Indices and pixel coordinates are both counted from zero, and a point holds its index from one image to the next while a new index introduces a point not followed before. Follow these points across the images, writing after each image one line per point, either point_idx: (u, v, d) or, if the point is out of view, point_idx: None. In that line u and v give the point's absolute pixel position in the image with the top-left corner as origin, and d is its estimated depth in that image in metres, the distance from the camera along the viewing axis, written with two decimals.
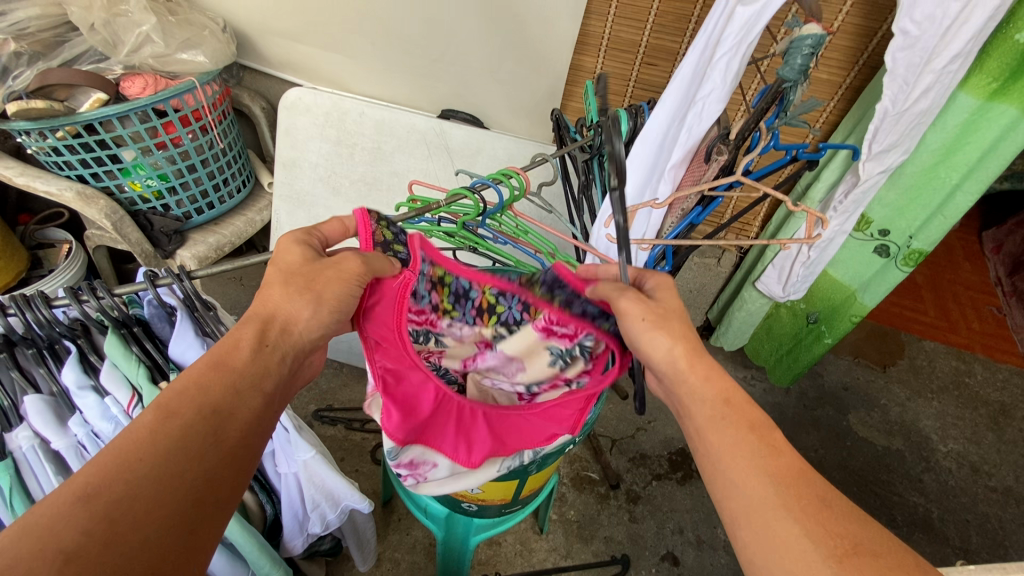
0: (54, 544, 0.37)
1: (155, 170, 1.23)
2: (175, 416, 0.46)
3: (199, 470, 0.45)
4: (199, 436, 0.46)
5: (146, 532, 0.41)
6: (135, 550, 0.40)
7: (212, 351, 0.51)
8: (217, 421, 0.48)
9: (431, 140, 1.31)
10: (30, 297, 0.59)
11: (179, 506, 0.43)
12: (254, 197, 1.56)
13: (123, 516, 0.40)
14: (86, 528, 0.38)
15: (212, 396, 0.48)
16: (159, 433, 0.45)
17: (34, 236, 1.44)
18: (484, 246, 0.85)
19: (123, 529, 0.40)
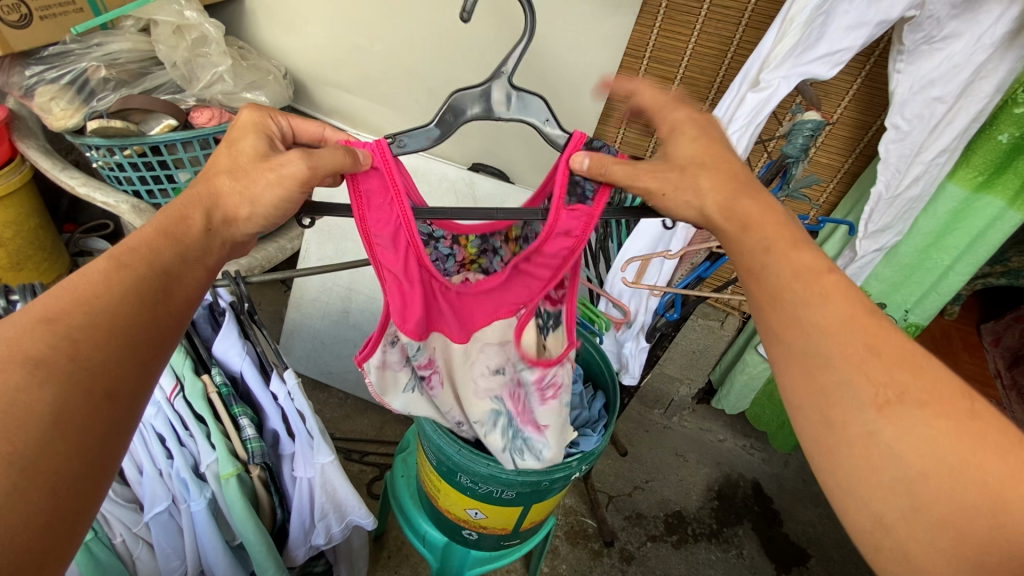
0: (19, 357, 0.43)
1: None
2: (126, 268, 0.49)
3: (157, 313, 0.50)
4: (147, 289, 0.50)
5: (103, 360, 0.46)
6: (94, 375, 0.45)
7: (162, 220, 0.53)
8: (167, 280, 0.51)
9: (460, 188, 1.43)
10: None
11: (131, 345, 0.48)
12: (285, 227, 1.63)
13: (80, 345, 0.45)
14: (53, 343, 0.44)
15: (163, 259, 0.51)
16: (113, 279, 0.48)
17: (77, 244, 1.52)
18: None
19: (84, 354, 0.45)
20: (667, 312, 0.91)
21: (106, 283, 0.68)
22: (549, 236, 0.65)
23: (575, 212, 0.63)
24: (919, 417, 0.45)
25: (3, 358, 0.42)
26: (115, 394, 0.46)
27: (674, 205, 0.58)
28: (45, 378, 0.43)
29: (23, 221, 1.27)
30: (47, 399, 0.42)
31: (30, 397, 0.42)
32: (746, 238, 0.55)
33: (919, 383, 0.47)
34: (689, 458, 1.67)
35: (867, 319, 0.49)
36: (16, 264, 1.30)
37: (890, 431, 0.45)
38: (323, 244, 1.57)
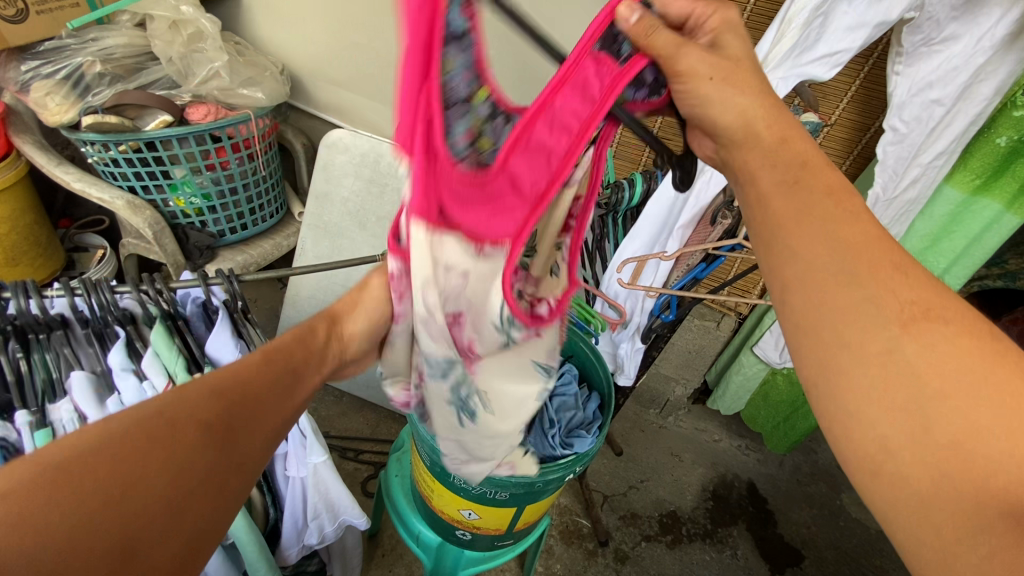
0: (193, 420, 0.42)
1: (200, 189, 1.33)
2: (273, 364, 0.52)
3: (204, 401, 0.43)
4: (284, 381, 0.52)
5: (246, 445, 0.45)
6: (230, 449, 0.43)
7: (282, 343, 0.56)
8: (293, 380, 0.53)
9: None
10: (98, 283, 0.66)
11: (262, 436, 0.47)
12: (282, 225, 1.62)
13: (230, 420, 0.45)
14: (218, 413, 0.44)
15: (295, 359, 0.55)
16: (260, 371, 0.50)
17: (72, 239, 1.51)
18: None
19: (234, 424, 0.45)
20: (662, 314, 0.91)
21: (98, 280, 0.67)
22: (560, 89, 0.46)
23: (606, 69, 0.47)
24: (943, 335, 0.40)
25: (177, 417, 0.41)
26: (195, 495, 0.40)
27: (722, 103, 0.48)
28: (209, 443, 0.42)
29: (18, 216, 1.25)
30: (202, 462, 0.41)
31: (185, 466, 0.40)
32: (784, 152, 0.49)
33: (943, 302, 0.42)
34: (684, 458, 1.67)
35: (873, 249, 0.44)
36: (13, 261, 1.28)
37: (910, 345, 0.39)
38: (318, 241, 1.57)
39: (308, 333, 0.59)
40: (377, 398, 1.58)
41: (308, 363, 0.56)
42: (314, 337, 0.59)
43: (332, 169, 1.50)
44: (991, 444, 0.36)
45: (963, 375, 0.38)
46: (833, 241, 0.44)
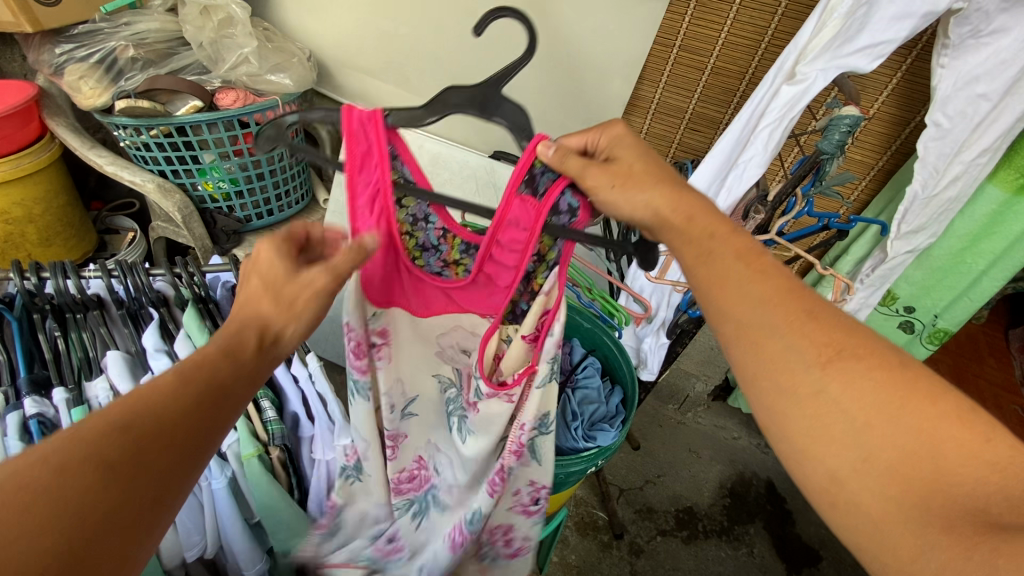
0: (93, 458, 0.38)
1: (228, 174, 1.34)
2: (198, 377, 0.46)
3: (101, 440, 0.39)
4: (209, 397, 0.46)
5: (160, 473, 0.41)
6: (141, 484, 0.40)
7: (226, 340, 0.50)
8: (221, 393, 0.47)
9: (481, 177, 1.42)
10: (134, 265, 0.67)
11: (182, 454, 0.43)
12: (308, 211, 1.64)
13: (142, 451, 0.40)
14: (124, 445, 0.39)
15: (225, 371, 0.48)
16: (180, 385, 0.44)
17: (104, 221, 1.55)
18: None
19: (147, 456, 0.40)
20: (689, 309, 0.90)
21: (133, 262, 0.68)
22: (500, 225, 0.60)
23: (529, 205, 0.59)
24: (858, 370, 0.43)
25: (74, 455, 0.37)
26: (92, 549, 0.37)
27: (629, 205, 0.54)
28: (107, 478, 0.38)
29: (54, 198, 1.29)
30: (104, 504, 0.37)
31: (82, 506, 0.36)
32: (691, 231, 0.51)
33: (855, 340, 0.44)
34: (701, 455, 1.65)
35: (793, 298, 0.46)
36: (47, 241, 1.31)
37: (836, 386, 0.42)
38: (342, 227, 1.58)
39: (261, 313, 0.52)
40: None
41: (243, 374, 0.49)
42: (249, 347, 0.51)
43: None
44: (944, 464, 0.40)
45: (897, 410, 0.41)
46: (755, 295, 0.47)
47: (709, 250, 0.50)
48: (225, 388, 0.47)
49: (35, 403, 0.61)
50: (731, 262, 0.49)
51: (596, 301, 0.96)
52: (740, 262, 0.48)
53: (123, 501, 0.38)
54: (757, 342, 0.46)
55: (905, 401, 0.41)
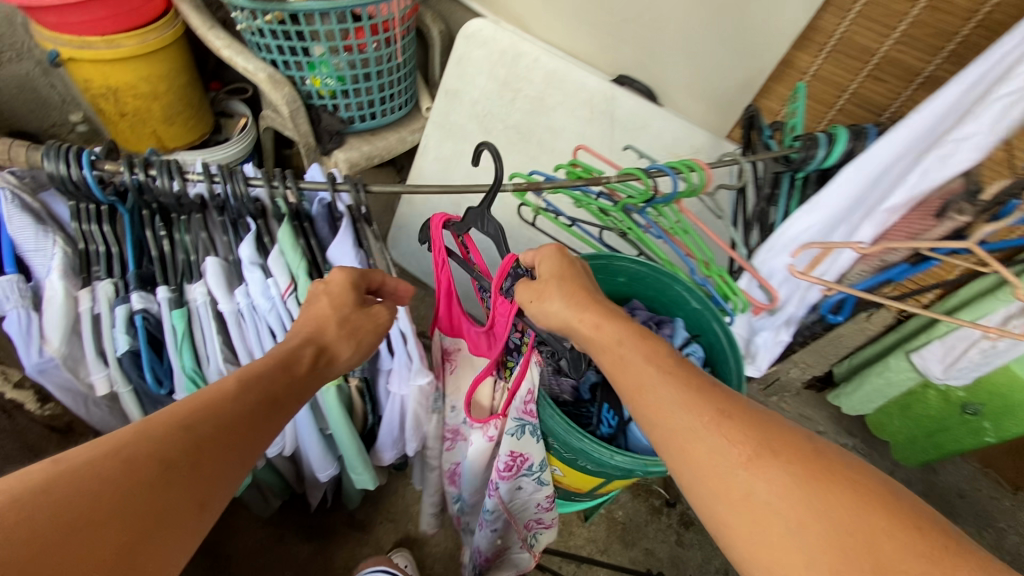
0: (158, 457, 0.44)
1: (336, 71, 1.29)
2: (251, 392, 0.54)
3: (169, 437, 0.45)
4: (260, 411, 0.54)
5: (210, 474, 0.47)
6: (194, 481, 0.45)
7: (280, 355, 0.59)
8: (269, 410, 0.55)
9: (598, 104, 1.31)
10: (235, 171, 0.64)
11: (230, 460, 0.49)
12: (411, 118, 1.58)
13: (200, 456, 0.47)
14: (186, 447, 0.46)
15: (275, 389, 0.56)
16: (238, 399, 0.53)
17: (221, 104, 1.58)
18: (638, 234, 0.83)
19: (204, 458, 0.47)
20: (832, 315, 0.76)
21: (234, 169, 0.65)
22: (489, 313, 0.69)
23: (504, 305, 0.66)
24: (779, 474, 0.42)
25: (143, 453, 0.43)
26: (144, 547, 0.41)
27: (545, 318, 0.60)
28: (170, 478, 0.44)
29: (176, 78, 1.30)
30: (164, 498, 0.43)
31: (147, 495, 0.42)
32: (599, 337, 0.55)
33: (775, 435, 0.44)
34: None
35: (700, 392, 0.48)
36: (169, 120, 1.35)
37: (759, 484, 0.42)
38: (442, 140, 1.52)
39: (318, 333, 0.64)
40: None
41: (284, 389, 0.58)
42: (298, 365, 0.60)
43: (465, 65, 1.42)
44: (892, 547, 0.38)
45: (819, 504, 0.40)
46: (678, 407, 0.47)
47: (625, 362, 0.52)
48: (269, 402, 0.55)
49: (142, 298, 0.63)
50: (645, 367, 0.51)
51: (709, 279, 0.84)
52: (651, 366, 0.51)
53: (178, 501, 0.43)
54: (685, 448, 0.46)
55: (820, 485, 0.41)
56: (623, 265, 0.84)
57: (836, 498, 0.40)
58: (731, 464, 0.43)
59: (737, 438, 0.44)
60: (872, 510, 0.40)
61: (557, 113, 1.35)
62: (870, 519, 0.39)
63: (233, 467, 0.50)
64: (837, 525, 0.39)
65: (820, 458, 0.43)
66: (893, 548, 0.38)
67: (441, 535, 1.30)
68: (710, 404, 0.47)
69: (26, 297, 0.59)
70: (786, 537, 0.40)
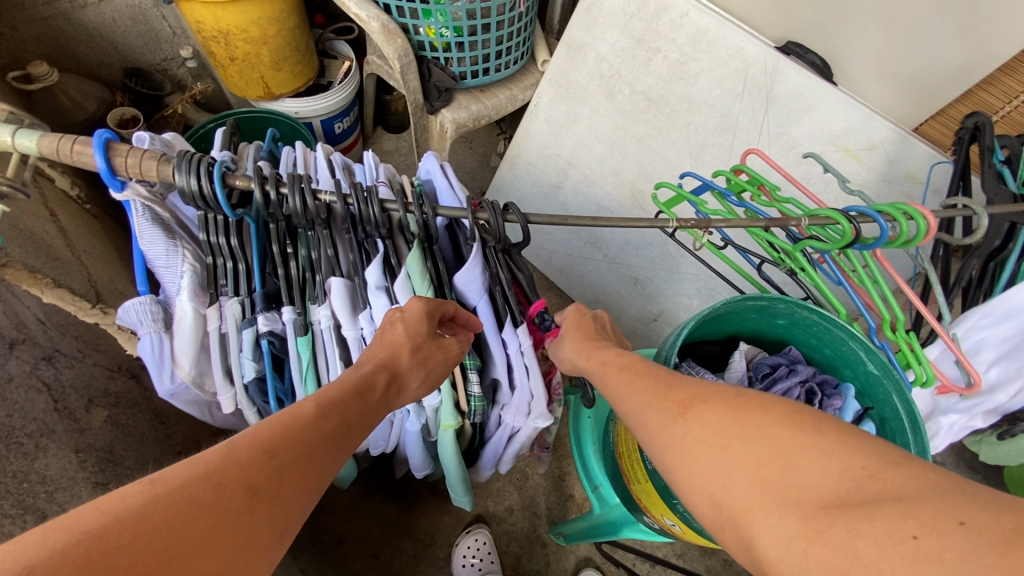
0: (244, 484, 0.39)
1: (453, 21, 1.15)
2: (329, 412, 0.49)
3: (254, 462, 0.40)
4: (338, 433, 0.49)
5: (293, 502, 0.42)
6: (275, 510, 0.40)
7: (356, 379, 0.54)
8: (345, 434, 0.50)
9: (753, 76, 1.09)
10: (369, 191, 0.57)
11: (312, 486, 0.45)
12: (523, 71, 1.42)
13: (283, 483, 0.42)
14: (269, 472, 0.41)
15: (352, 413, 0.51)
16: (318, 421, 0.48)
17: (325, 44, 1.50)
18: (811, 277, 0.69)
19: (286, 486, 0.42)
20: None
21: (369, 187, 0.58)
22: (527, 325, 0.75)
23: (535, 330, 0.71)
24: (710, 414, 0.44)
25: (230, 479, 0.39)
26: None
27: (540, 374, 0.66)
28: (255, 507, 0.39)
29: (286, 20, 1.22)
30: (249, 528, 0.38)
31: (232, 527, 0.37)
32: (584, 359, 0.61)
33: (703, 391, 0.46)
34: None
35: (655, 373, 0.52)
36: (277, 66, 1.29)
37: (692, 424, 0.44)
38: (556, 101, 1.36)
39: (393, 357, 0.58)
40: (567, 286, 1.57)
41: (363, 412, 0.53)
42: (374, 390, 0.55)
43: (596, 15, 1.22)
44: (814, 459, 0.37)
45: (733, 428, 0.41)
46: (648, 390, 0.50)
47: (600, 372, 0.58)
48: (347, 426, 0.51)
49: (267, 320, 0.60)
50: (638, 383, 0.52)
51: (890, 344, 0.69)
52: (613, 371, 0.56)
53: (262, 530, 0.39)
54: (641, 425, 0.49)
55: (740, 412, 0.42)
56: (787, 311, 0.72)
57: (762, 419, 0.41)
58: (667, 415, 0.46)
59: (674, 394, 0.48)
60: (790, 434, 0.39)
61: (699, 82, 1.16)
62: (787, 439, 0.39)
63: (313, 494, 0.44)
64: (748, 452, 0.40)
65: (742, 399, 0.44)
66: (811, 461, 0.37)
67: (518, 515, 1.33)
68: (658, 381, 0.51)
69: (159, 319, 0.59)
70: (713, 459, 0.41)
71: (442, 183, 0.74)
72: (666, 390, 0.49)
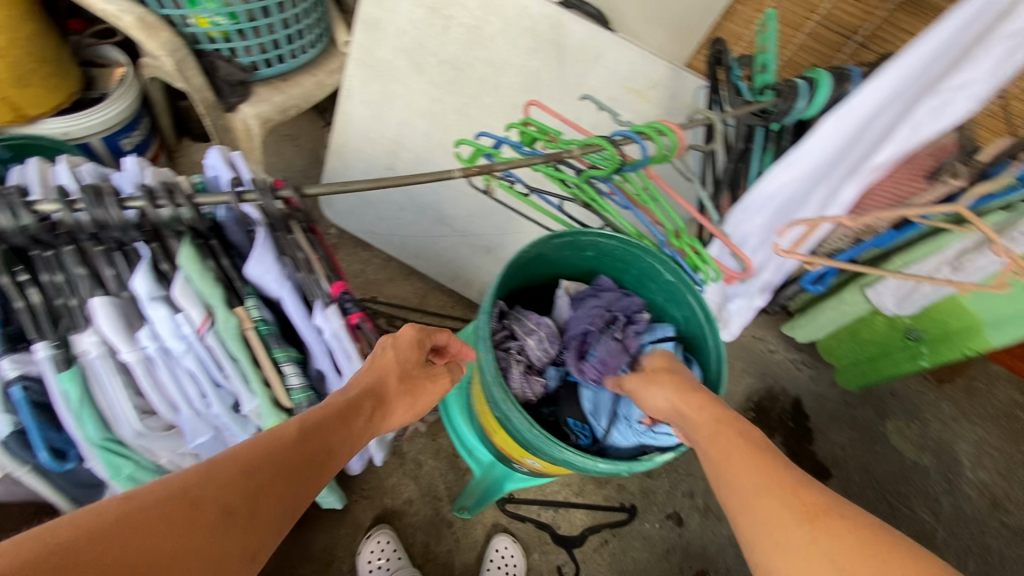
0: (221, 502, 0.46)
1: (224, 6, 1.05)
2: (310, 438, 0.55)
3: (232, 482, 0.47)
4: (316, 458, 0.55)
5: (263, 524, 0.48)
6: (247, 526, 0.47)
7: (343, 403, 0.60)
8: (325, 458, 0.56)
9: (543, 33, 1.15)
10: (102, 193, 0.50)
11: (286, 508, 0.51)
12: (327, 55, 1.36)
13: (257, 503, 0.48)
14: (246, 493, 0.48)
15: (333, 440, 0.57)
16: (298, 446, 0.54)
17: (87, 52, 1.31)
18: (604, 206, 0.74)
19: (259, 506, 0.48)
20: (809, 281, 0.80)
21: (103, 188, 0.51)
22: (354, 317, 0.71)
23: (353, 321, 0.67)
24: (755, 465, 0.54)
25: (213, 494, 0.46)
26: None
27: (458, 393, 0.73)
28: (228, 526, 0.46)
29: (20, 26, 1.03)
30: (220, 543, 0.44)
31: (208, 541, 0.44)
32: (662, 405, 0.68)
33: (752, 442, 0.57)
34: (733, 366, 1.66)
35: (717, 414, 0.61)
36: (22, 82, 1.08)
37: (739, 471, 0.55)
38: (368, 82, 1.32)
39: (378, 384, 0.64)
40: (426, 267, 1.55)
41: (343, 438, 0.58)
42: (359, 414, 0.61)
43: None
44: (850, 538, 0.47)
45: (784, 489, 0.51)
46: (702, 420, 0.61)
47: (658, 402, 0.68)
48: (327, 451, 0.56)
49: (15, 363, 0.57)
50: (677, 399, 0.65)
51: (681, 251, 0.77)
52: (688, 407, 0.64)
53: (231, 548, 0.45)
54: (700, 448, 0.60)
55: (792, 481, 0.52)
56: (590, 241, 0.78)
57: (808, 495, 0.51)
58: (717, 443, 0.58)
59: (723, 430, 0.59)
60: (858, 533, 0.47)
61: (497, 45, 1.19)
62: (847, 532, 0.47)
63: (286, 514, 0.51)
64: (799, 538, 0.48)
65: (819, 499, 0.50)
66: (854, 541, 0.46)
67: (419, 504, 1.32)
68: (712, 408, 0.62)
69: None
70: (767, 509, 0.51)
71: (223, 178, 0.67)
72: (720, 419, 0.60)
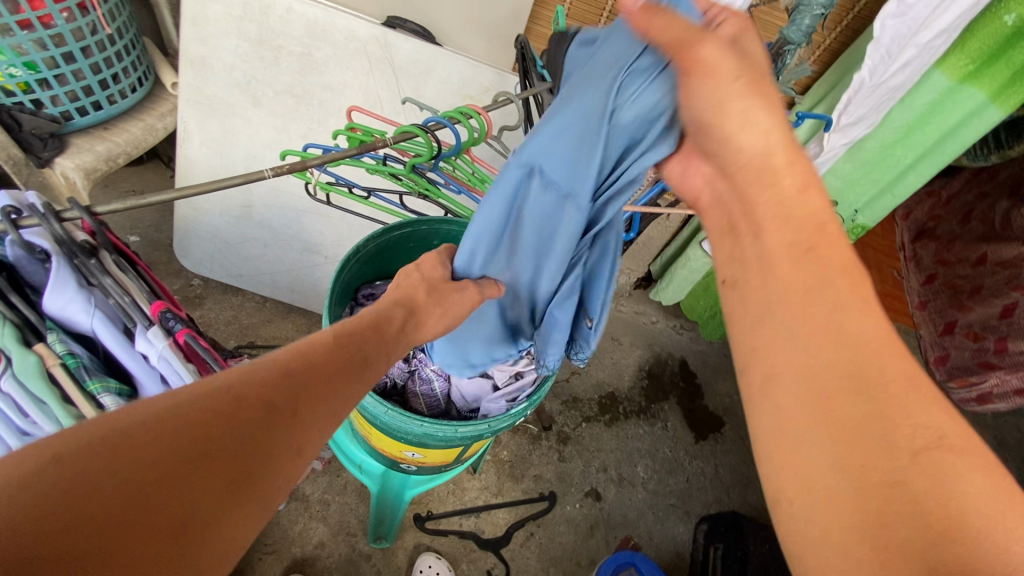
0: (263, 397, 0.46)
1: (19, 56, 0.98)
2: (345, 346, 0.56)
3: (274, 379, 0.47)
4: (354, 366, 0.55)
5: (306, 426, 0.48)
6: (289, 423, 0.47)
7: (374, 317, 0.61)
8: (363, 365, 0.56)
9: (372, 52, 1.19)
10: None
11: (332, 412, 0.51)
12: (155, 98, 1.31)
13: (301, 402, 0.48)
14: (288, 390, 0.48)
15: (366, 349, 0.58)
16: (334, 352, 0.54)
17: None
18: (436, 193, 0.79)
19: (304, 403, 0.48)
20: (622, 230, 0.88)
21: None
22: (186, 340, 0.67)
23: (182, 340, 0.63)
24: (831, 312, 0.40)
25: (256, 390, 0.46)
26: (254, 479, 0.43)
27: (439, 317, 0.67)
28: (271, 421, 0.45)
29: None
30: (264, 436, 0.44)
31: (256, 429, 0.44)
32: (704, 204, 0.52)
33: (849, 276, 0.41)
34: (623, 342, 1.77)
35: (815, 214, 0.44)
36: None
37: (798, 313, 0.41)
38: (204, 120, 1.28)
39: (408, 298, 0.66)
40: (305, 301, 1.51)
41: (378, 347, 0.60)
42: (389, 326, 0.62)
43: (204, 25, 1.17)
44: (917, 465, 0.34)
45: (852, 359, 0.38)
46: (785, 221, 0.44)
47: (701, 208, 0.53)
48: (361, 359, 0.57)
49: None
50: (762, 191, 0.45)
51: None
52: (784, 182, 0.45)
53: (279, 439, 0.45)
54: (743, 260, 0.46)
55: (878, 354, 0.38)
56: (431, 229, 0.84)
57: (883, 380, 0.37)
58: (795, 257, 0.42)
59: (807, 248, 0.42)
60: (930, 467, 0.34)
61: (330, 68, 1.21)
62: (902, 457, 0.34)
63: (330, 418, 0.51)
64: (824, 330, 0.39)
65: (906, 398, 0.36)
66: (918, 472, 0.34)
67: (332, 545, 1.25)
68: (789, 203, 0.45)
69: None
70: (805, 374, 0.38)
71: None
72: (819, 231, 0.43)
